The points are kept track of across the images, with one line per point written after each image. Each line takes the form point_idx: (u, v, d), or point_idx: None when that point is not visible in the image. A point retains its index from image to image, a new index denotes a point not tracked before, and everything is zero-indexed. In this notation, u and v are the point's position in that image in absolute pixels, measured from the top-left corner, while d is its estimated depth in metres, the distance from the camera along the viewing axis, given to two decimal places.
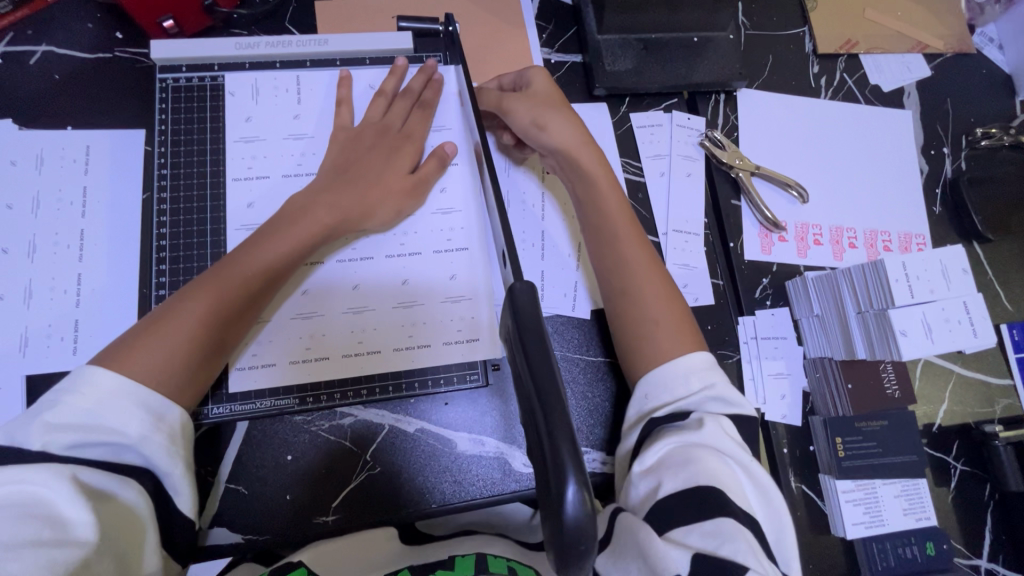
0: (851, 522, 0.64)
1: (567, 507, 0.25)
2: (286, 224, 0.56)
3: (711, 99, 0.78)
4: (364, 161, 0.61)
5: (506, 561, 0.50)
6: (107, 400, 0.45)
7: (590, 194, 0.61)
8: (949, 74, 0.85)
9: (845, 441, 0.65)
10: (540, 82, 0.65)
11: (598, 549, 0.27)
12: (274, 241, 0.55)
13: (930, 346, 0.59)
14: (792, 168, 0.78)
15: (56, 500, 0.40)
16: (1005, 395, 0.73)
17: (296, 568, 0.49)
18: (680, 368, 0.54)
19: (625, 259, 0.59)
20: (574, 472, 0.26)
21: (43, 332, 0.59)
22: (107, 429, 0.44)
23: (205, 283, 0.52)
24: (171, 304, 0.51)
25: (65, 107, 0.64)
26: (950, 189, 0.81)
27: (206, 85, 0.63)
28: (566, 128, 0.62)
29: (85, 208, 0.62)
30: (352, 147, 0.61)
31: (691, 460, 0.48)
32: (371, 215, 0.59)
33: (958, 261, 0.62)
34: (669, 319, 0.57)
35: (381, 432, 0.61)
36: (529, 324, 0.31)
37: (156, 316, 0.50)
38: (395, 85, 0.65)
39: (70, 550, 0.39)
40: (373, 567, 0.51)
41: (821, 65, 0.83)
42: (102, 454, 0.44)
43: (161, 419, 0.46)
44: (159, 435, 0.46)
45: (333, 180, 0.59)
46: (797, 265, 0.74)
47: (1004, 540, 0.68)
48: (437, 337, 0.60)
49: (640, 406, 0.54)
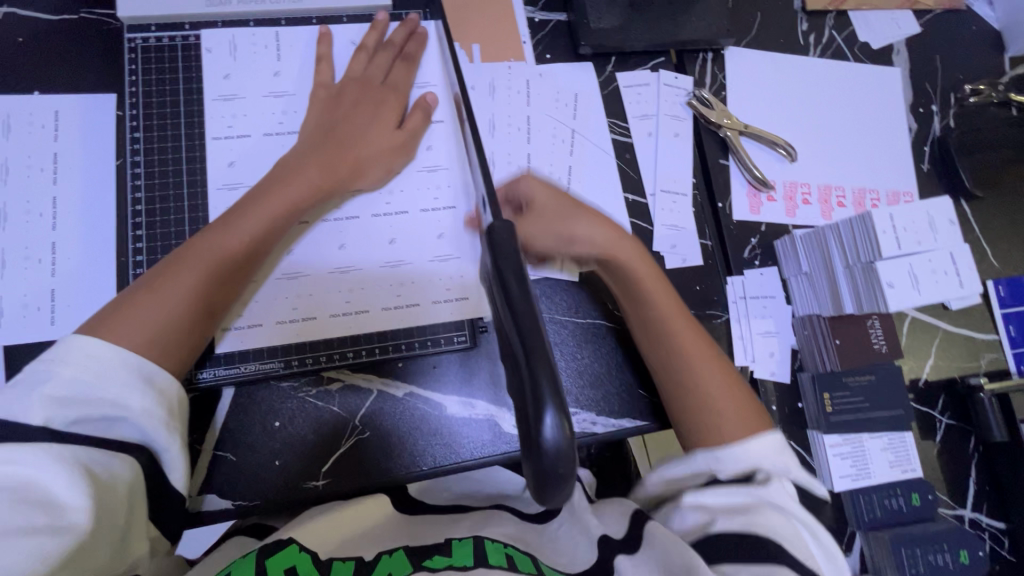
0: (838, 475, 0.65)
1: (545, 435, 0.25)
2: (275, 185, 0.54)
3: (699, 58, 0.77)
4: (349, 117, 0.59)
5: (503, 547, 0.50)
6: (99, 371, 0.43)
7: (634, 288, 0.59)
8: (938, 30, 0.84)
9: (833, 396, 0.65)
10: (537, 190, 0.60)
11: (578, 481, 0.26)
12: (265, 203, 0.53)
13: (918, 297, 0.59)
14: (781, 128, 0.77)
15: (50, 483, 0.39)
16: (991, 349, 0.74)
17: (288, 547, 0.48)
18: (754, 449, 0.52)
19: (680, 350, 0.58)
20: (552, 401, 0.25)
21: (19, 303, 0.57)
22: (104, 402, 0.43)
23: (197, 247, 0.51)
24: (161, 269, 0.50)
25: (31, 71, 0.62)
26: (938, 146, 0.80)
27: (178, 44, 0.61)
28: (596, 229, 0.60)
29: (56, 175, 0.60)
30: (334, 105, 0.60)
31: (751, 511, 0.48)
32: (361, 176, 0.58)
33: (944, 213, 0.62)
34: (730, 402, 0.55)
35: (370, 397, 0.60)
36: (507, 261, 0.29)
37: (145, 282, 0.49)
38: (376, 40, 0.63)
39: (64, 538, 0.38)
40: (367, 545, 0.51)
41: (810, 22, 0.81)
42: (98, 429, 0.43)
43: (156, 389, 0.45)
44: (157, 407, 0.45)
45: (318, 140, 0.58)
46: (786, 224, 0.74)
47: (988, 490, 0.69)
48: (426, 296, 0.60)
49: (708, 458, 0.52)
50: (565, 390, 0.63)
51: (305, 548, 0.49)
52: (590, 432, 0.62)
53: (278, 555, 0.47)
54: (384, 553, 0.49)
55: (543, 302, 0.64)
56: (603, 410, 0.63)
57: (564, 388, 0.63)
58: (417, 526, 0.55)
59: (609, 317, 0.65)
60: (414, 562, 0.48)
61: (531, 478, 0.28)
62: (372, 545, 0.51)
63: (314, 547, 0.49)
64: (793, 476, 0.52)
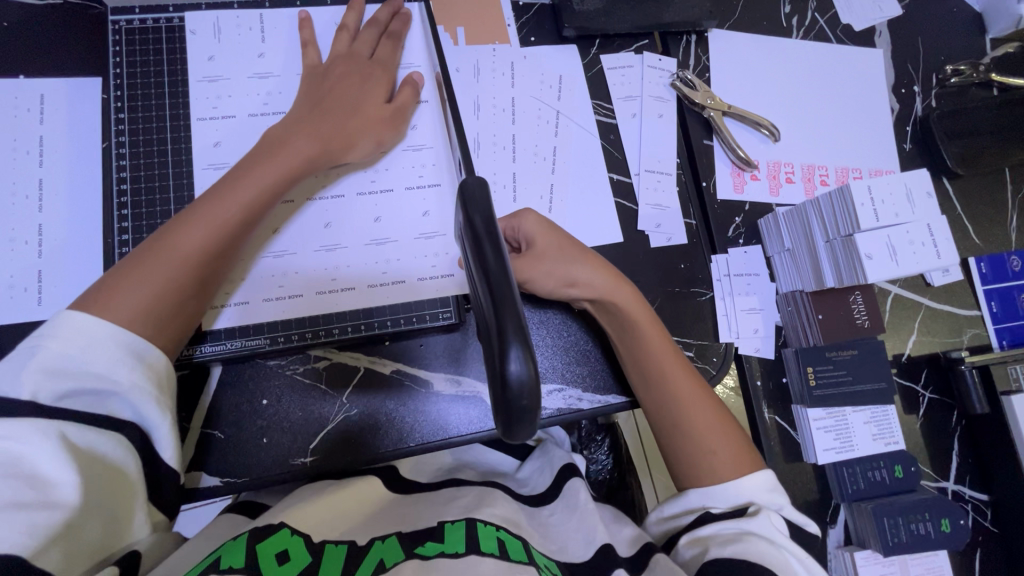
0: (822, 448, 0.66)
1: (511, 371, 0.26)
2: (262, 158, 0.54)
3: (683, 40, 0.77)
4: (335, 94, 0.59)
5: (496, 532, 0.50)
6: (90, 345, 0.43)
7: (634, 331, 0.58)
8: (920, 12, 0.85)
9: (816, 370, 0.66)
10: (537, 232, 0.58)
11: (540, 415, 0.27)
12: (253, 175, 0.53)
13: (895, 268, 0.60)
14: (764, 108, 0.77)
15: (37, 459, 0.39)
16: (973, 325, 0.75)
17: (279, 531, 0.48)
18: (750, 488, 0.54)
19: (677, 393, 0.58)
20: (517, 341, 0.26)
21: (6, 284, 0.57)
22: (96, 377, 0.43)
23: (185, 221, 0.50)
24: (149, 246, 0.50)
25: (14, 54, 0.62)
26: (921, 126, 0.81)
27: (162, 26, 0.61)
28: (597, 274, 0.58)
29: (42, 157, 0.60)
30: (321, 83, 0.60)
31: (741, 539, 0.49)
32: (350, 151, 0.58)
33: (923, 186, 0.63)
34: (726, 445, 0.57)
35: (357, 374, 0.61)
36: (476, 207, 0.31)
37: (132, 258, 0.49)
38: (356, 20, 0.64)
39: (52, 513, 0.39)
40: (354, 527, 0.52)
41: (793, 5, 0.82)
42: (89, 405, 0.43)
43: (149, 366, 0.46)
44: (149, 384, 0.45)
45: (303, 117, 0.58)
46: (770, 203, 0.75)
47: (970, 462, 0.71)
48: (412, 273, 0.61)
49: (699, 495, 0.54)
50: (551, 367, 0.64)
51: (298, 533, 0.48)
52: (575, 408, 0.62)
53: (268, 540, 0.46)
54: (377, 539, 0.49)
55: None
56: (589, 387, 0.64)
57: (550, 365, 0.63)
58: (404, 509, 0.56)
59: None
60: (407, 550, 0.48)
61: (496, 416, 0.29)
62: (364, 528, 0.52)
63: (307, 530, 0.49)
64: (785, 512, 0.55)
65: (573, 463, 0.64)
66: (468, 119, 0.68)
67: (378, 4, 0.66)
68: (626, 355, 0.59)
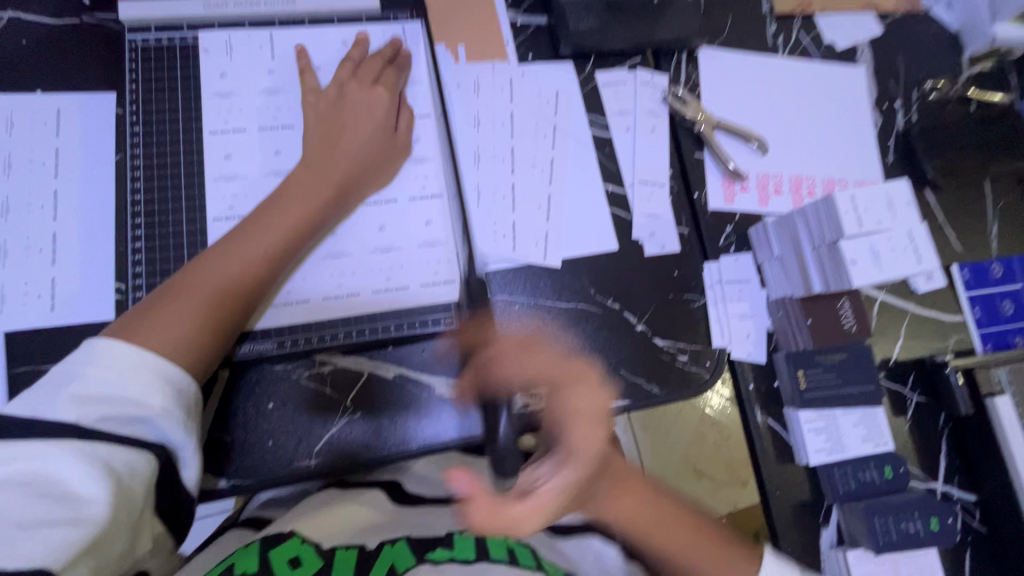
0: (813, 449, 0.68)
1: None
2: (286, 196, 0.58)
3: (674, 58, 0.81)
4: (347, 121, 0.63)
5: (504, 542, 0.54)
6: (126, 374, 0.45)
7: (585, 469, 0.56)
8: (899, 32, 0.89)
9: (807, 373, 0.68)
10: None
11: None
12: (281, 211, 0.57)
13: (879, 272, 0.64)
14: (752, 123, 0.81)
15: (70, 477, 0.41)
16: (957, 330, 0.78)
17: (290, 539, 0.51)
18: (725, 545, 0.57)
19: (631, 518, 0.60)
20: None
21: (20, 290, 0.59)
22: (130, 403, 0.44)
23: (216, 257, 0.54)
24: (178, 281, 0.52)
25: (33, 72, 0.64)
26: (902, 139, 0.84)
27: (175, 44, 0.64)
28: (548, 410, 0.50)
29: (57, 169, 0.63)
30: (327, 113, 0.63)
31: None
32: (367, 184, 0.63)
33: (904, 195, 0.65)
34: (702, 551, 0.58)
35: (359, 379, 0.63)
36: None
37: (161, 296, 0.51)
38: (361, 55, 0.67)
39: (80, 529, 0.40)
40: (369, 535, 0.54)
41: (778, 25, 0.86)
42: (122, 428, 0.44)
43: (177, 391, 0.47)
44: (177, 408, 0.46)
45: (317, 148, 0.61)
46: (759, 213, 0.77)
47: (958, 464, 0.73)
48: (414, 279, 0.63)
49: None
50: None
51: (309, 539, 0.51)
52: None
53: (280, 547, 0.50)
54: (388, 543, 0.52)
55: (526, 289, 0.67)
56: None
57: None
58: (407, 519, 0.58)
59: (592, 301, 0.68)
60: (418, 555, 0.51)
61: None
62: (375, 534, 0.54)
63: (317, 537, 0.52)
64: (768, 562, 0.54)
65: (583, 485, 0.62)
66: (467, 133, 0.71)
67: (383, 24, 0.69)
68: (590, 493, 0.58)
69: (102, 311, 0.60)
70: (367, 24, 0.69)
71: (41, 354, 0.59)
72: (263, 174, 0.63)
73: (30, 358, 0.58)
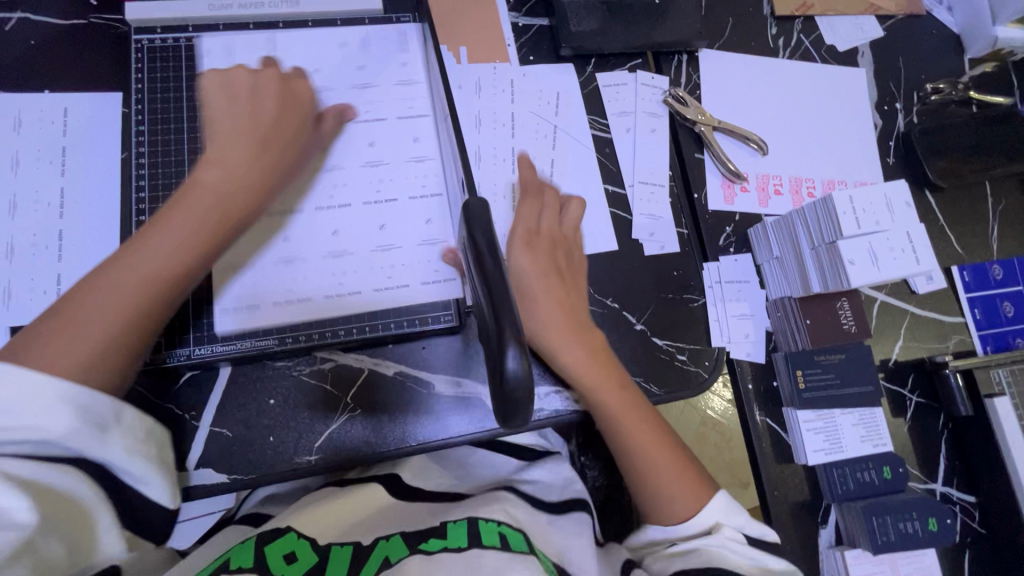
0: (811, 449, 0.68)
1: (508, 370, 0.33)
2: (193, 197, 0.52)
3: (674, 59, 0.81)
4: (258, 111, 0.55)
5: (497, 527, 0.52)
6: (19, 399, 0.41)
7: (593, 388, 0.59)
8: (900, 34, 0.89)
9: (805, 373, 0.69)
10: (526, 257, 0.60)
11: (533, 406, 0.34)
12: (190, 214, 0.51)
13: (877, 274, 0.63)
14: (752, 124, 0.81)
15: None
16: (958, 331, 0.78)
17: (284, 534, 0.51)
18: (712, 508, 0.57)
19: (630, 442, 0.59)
20: (514, 345, 0.33)
21: (27, 286, 0.60)
22: (28, 426, 0.40)
23: (115, 273, 0.48)
24: (70, 305, 0.47)
25: (41, 72, 0.65)
26: (903, 141, 0.84)
27: (180, 45, 0.65)
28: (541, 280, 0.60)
29: (64, 166, 0.64)
30: (230, 109, 0.56)
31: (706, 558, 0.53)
32: (286, 175, 0.57)
33: (901, 195, 0.66)
34: (674, 477, 0.58)
35: (360, 376, 0.63)
36: (479, 223, 0.37)
37: (54, 322, 0.46)
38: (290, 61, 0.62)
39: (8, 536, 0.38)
40: (366, 529, 0.55)
41: (779, 27, 0.86)
42: (30, 448, 0.41)
43: (85, 410, 0.43)
44: (89, 427, 0.43)
45: (220, 142, 0.54)
46: (758, 214, 0.78)
47: (957, 465, 0.72)
48: (418, 278, 0.63)
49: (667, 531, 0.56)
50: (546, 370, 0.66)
51: (303, 535, 0.52)
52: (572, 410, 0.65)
53: (276, 541, 0.50)
54: (383, 538, 0.52)
55: None
56: None
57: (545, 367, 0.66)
58: (408, 513, 0.58)
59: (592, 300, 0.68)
60: (412, 546, 0.50)
61: (495, 406, 0.36)
62: (373, 530, 0.54)
63: (314, 533, 0.52)
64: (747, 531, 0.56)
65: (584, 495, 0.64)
66: (469, 134, 0.71)
67: (385, 25, 0.70)
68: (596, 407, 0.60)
69: None
70: (370, 24, 0.70)
71: None
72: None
73: None
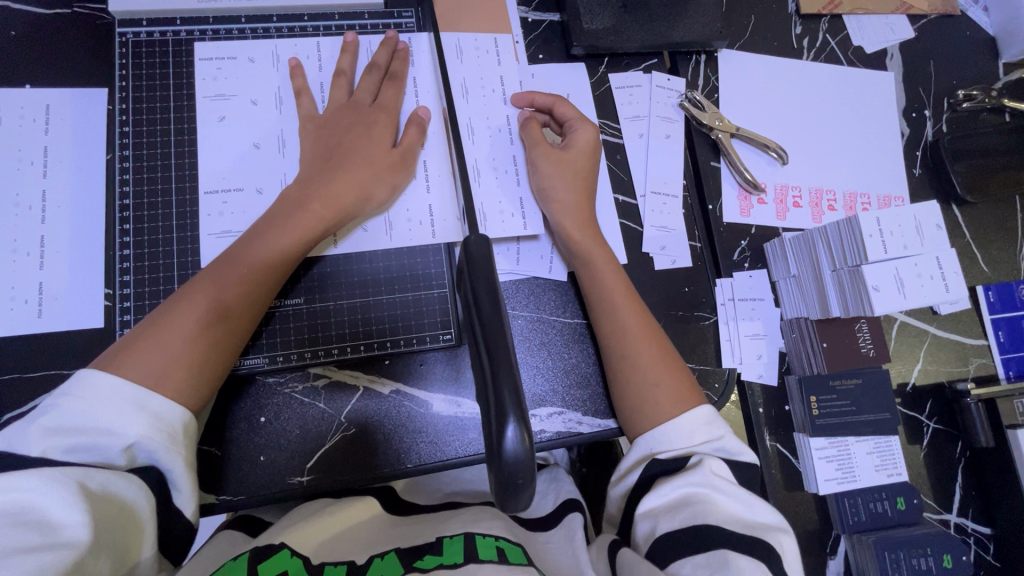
0: (823, 478, 0.66)
1: (506, 444, 0.30)
2: (280, 219, 0.55)
3: (692, 60, 0.77)
4: (345, 142, 0.59)
5: (494, 541, 0.49)
6: (102, 404, 0.44)
7: (590, 276, 0.60)
8: (933, 35, 0.84)
9: (820, 399, 0.66)
10: (580, 140, 0.63)
11: (535, 485, 0.31)
12: (277, 231, 0.54)
13: (902, 301, 0.60)
14: (772, 131, 0.77)
15: (46, 507, 0.39)
16: (980, 354, 0.74)
17: (279, 552, 0.47)
18: (682, 427, 0.53)
19: (621, 336, 0.58)
20: (514, 413, 0.30)
21: (6, 296, 0.57)
22: (102, 430, 0.43)
23: (200, 287, 0.51)
24: (169, 306, 0.50)
25: (20, 65, 0.62)
26: (931, 152, 0.80)
27: (168, 39, 0.62)
28: (584, 140, 0.63)
29: (45, 168, 0.60)
30: (325, 132, 0.59)
31: (702, 508, 0.48)
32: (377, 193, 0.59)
33: (932, 217, 0.61)
34: (667, 392, 0.55)
35: (356, 394, 0.61)
36: (480, 276, 0.34)
37: (150, 324, 0.49)
38: (351, 63, 0.63)
39: (62, 552, 0.38)
40: (362, 548, 0.51)
41: (804, 26, 0.81)
42: (91, 458, 0.43)
43: (159, 417, 0.45)
44: (159, 434, 0.45)
45: (309, 166, 0.58)
46: (775, 227, 0.74)
47: (974, 495, 0.70)
48: (420, 285, 0.62)
49: (646, 447, 0.54)
50: (551, 391, 0.63)
51: (298, 554, 0.47)
52: (576, 433, 0.62)
53: (268, 560, 0.45)
54: (377, 557, 0.49)
55: (529, 302, 0.65)
56: (590, 410, 0.63)
57: (551, 389, 0.63)
58: (406, 532, 0.54)
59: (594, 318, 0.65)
60: (406, 564, 0.48)
61: (493, 483, 0.32)
62: (366, 550, 0.50)
63: (306, 551, 0.49)
64: (725, 442, 0.54)
65: (577, 498, 0.60)
66: (477, 133, 0.65)
67: (384, 20, 0.66)
68: (592, 290, 0.60)
69: (90, 316, 0.59)
70: (370, 19, 0.66)
71: (28, 362, 0.57)
72: (274, 137, 0.61)
73: (12, 363, 0.57)
